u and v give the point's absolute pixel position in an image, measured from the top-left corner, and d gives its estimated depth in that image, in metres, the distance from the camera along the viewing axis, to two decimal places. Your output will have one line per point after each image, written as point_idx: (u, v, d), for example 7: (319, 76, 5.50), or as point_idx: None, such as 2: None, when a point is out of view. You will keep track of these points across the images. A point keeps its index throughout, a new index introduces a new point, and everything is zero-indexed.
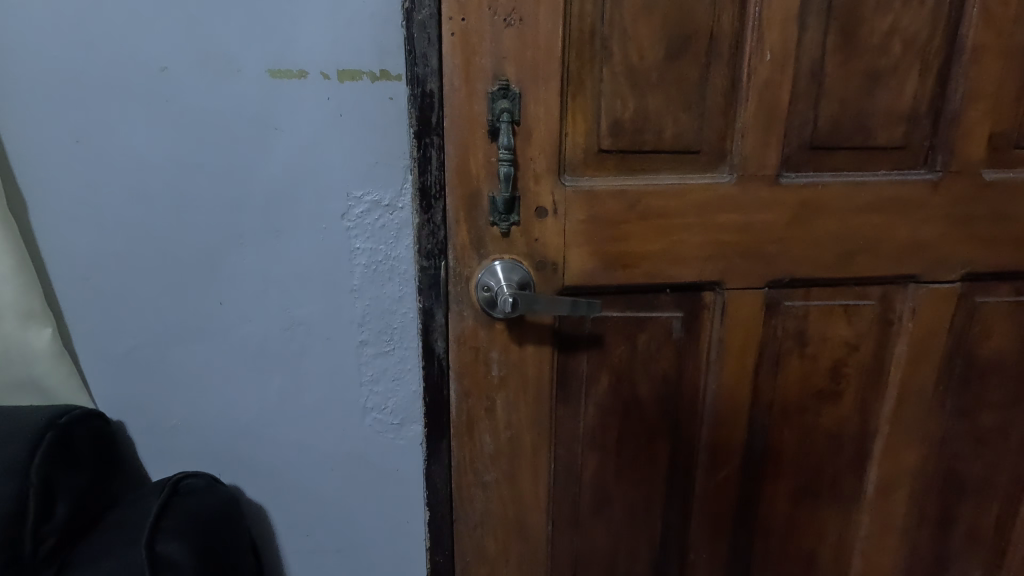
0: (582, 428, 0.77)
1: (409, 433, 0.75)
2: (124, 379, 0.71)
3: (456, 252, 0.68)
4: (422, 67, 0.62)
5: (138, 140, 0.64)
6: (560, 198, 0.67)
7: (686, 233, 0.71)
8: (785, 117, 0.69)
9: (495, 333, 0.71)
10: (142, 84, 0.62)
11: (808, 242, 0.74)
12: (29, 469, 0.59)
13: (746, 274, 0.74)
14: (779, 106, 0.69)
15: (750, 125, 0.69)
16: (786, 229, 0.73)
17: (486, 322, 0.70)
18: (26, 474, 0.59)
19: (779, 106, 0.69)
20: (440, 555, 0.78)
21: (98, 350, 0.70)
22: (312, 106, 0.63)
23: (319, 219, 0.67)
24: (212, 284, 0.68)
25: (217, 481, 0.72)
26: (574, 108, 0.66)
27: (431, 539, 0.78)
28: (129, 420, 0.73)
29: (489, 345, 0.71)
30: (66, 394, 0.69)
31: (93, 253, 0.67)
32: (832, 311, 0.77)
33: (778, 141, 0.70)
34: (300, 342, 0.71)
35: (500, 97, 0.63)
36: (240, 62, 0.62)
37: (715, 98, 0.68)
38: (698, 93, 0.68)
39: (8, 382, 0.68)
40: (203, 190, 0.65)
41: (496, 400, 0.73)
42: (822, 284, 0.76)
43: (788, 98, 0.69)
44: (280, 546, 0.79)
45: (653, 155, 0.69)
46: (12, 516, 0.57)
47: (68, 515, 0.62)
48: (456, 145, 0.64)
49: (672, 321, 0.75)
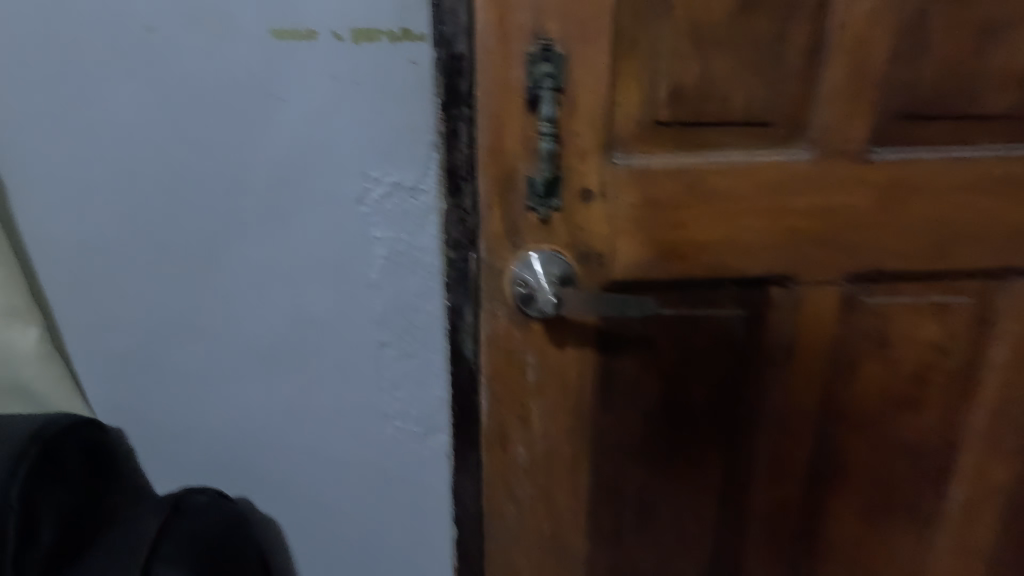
0: (627, 438, 0.68)
1: (434, 443, 0.68)
2: (122, 381, 0.65)
3: (488, 243, 0.59)
4: (450, 25, 0.53)
5: (126, 114, 0.55)
6: (609, 179, 0.58)
7: (754, 220, 0.61)
8: (876, 82, 0.58)
9: (531, 334, 0.62)
10: (124, 48, 0.53)
11: (897, 230, 0.63)
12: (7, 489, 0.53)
13: (822, 267, 0.64)
14: (870, 68, 0.58)
15: (835, 91, 0.58)
16: (873, 216, 0.62)
17: (521, 322, 0.61)
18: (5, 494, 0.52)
19: (870, 69, 0.58)
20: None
21: (93, 351, 0.64)
22: (324, 72, 0.54)
23: (332, 203, 0.58)
24: (214, 278, 0.61)
25: (222, 498, 0.66)
26: (627, 72, 0.55)
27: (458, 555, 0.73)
28: (128, 426, 0.67)
29: (524, 347, 0.63)
30: (58, 401, 0.63)
31: (80, 243, 0.60)
32: (921, 310, 0.67)
33: (867, 111, 0.59)
34: (312, 343, 0.63)
35: (541, 59, 0.53)
36: (238, 21, 0.53)
37: (795, 58, 0.57)
38: (775, 53, 0.57)
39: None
40: (201, 171, 0.57)
41: (532, 408, 0.65)
42: (911, 278, 0.65)
43: (882, 57, 0.58)
44: (293, 562, 0.73)
45: (719, 128, 0.58)
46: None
47: (54, 540, 0.56)
48: (488, 118, 0.55)
49: (733, 320, 0.65)
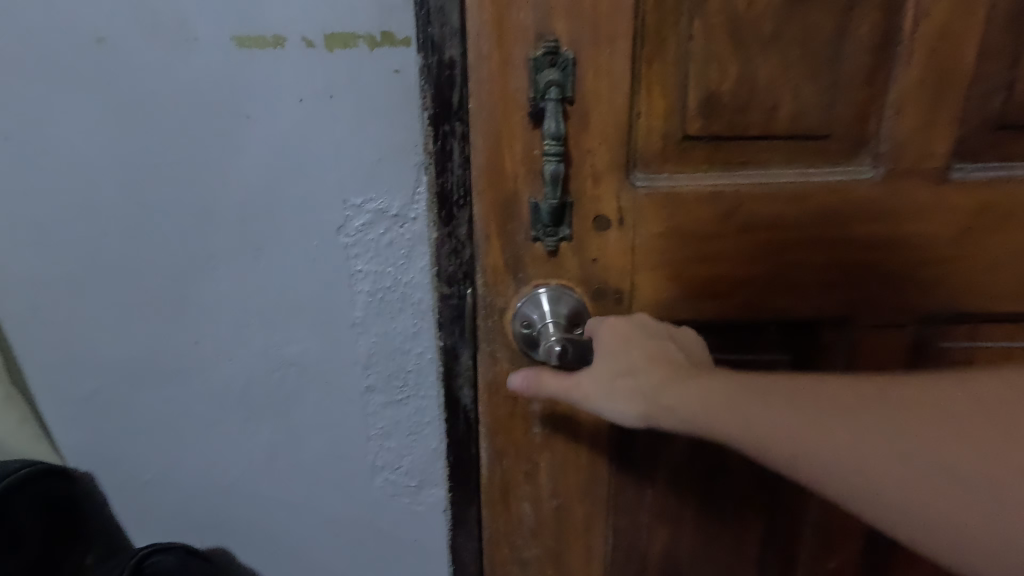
0: (649, 503, 0.58)
1: (428, 498, 0.66)
2: (94, 423, 0.61)
3: (487, 278, 0.51)
4: (438, 27, 0.44)
5: (80, 140, 0.51)
6: (628, 205, 0.49)
7: (805, 252, 0.51)
8: (962, 85, 0.48)
9: None
10: (76, 64, 0.48)
11: (984, 264, 0.52)
12: None
13: (889, 308, 0.53)
14: (956, 69, 0.47)
15: (909, 97, 0.48)
16: (954, 246, 0.51)
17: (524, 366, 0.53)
18: None
19: (955, 70, 0.47)
20: None
21: (58, 391, 0.60)
22: (294, 85, 0.49)
23: (310, 234, 0.54)
24: (185, 315, 0.57)
25: (190, 557, 0.62)
26: (650, 79, 0.46)
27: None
28: (99, 472, 0.64)
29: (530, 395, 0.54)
30: (18, 444, 0.59)
31: (37, 277, 0.55)
32: (1012, 356, 0.55)
33: (950, 121, 0.48)
34: (292, 385, 0.60)
35: (546, 65, 0.45)
36: (196, 30, 0.47)
37: (860, 57, 0.47)
38: (834, 52, 0.47)
39: None
40: (164, 202, 0.53)
41: (538, 463, 0.57)
42: (1000, 319, 0.54)
43: (971, 55, 0.47)
44: None
45: (763, 143, 0.49)
46: None
47: None
48: (484, 134, 0.47)
49: (778, 368, 0.55)
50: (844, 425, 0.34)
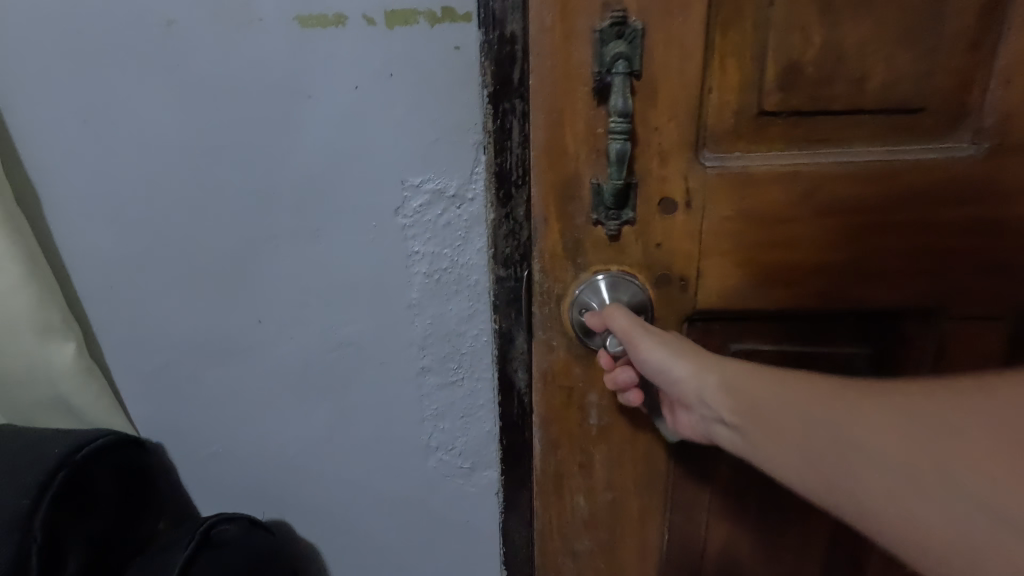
0: (709, 499, 0.56)
1: (481, 480, 0.66)
2: (163, 397, 0.64)
3: (544, 263, 0.49)
4: (500, 1, 0.43)
5: (152, 123, 0.52)
6: (697, 186, 0.46)
7: (892, 238, 0.47)
8: None
9: (594, 371, 0.52)
10: (146, 47, 0.49)
11: None
12: (28, 522, 0.52)
13: (986, 297, 0.48)
14: None
15: (1018, 64, 0.43)
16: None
17: (582, 355, 0.51)
18: (27, 528, 0.52)
19: None
20: None
21: (130, 366, 0.63)
22: (355, 65, 0.49)
23: (367, 215, 0.54)
24: (248, 296, 0.58)
25: (253, 528, 0.65)
26: (724, 50, 0.43)
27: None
28: (167, 443, 0.67)
29: (587, 384, 0.53)
30: (96, 415, 0.62)
31: (113, 256, 0.58)
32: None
33: None
34: (349, 363, 0.61)
35: (612, 37, 0.42)
36: (261, 10, 0.47)
37: (964, 19, 0.43)
38: (936, 13, 0.42)
39: (35, 401, 0.61)
40: (228, 182, 0.54)
41: (593, 455, 0.55)
42: None
43: None
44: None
45: (847, 118, 0.45)
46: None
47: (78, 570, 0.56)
48: (544, 112, 0.45)
49: (855, 361, 0.51)
50: (833, 413, 0.35)
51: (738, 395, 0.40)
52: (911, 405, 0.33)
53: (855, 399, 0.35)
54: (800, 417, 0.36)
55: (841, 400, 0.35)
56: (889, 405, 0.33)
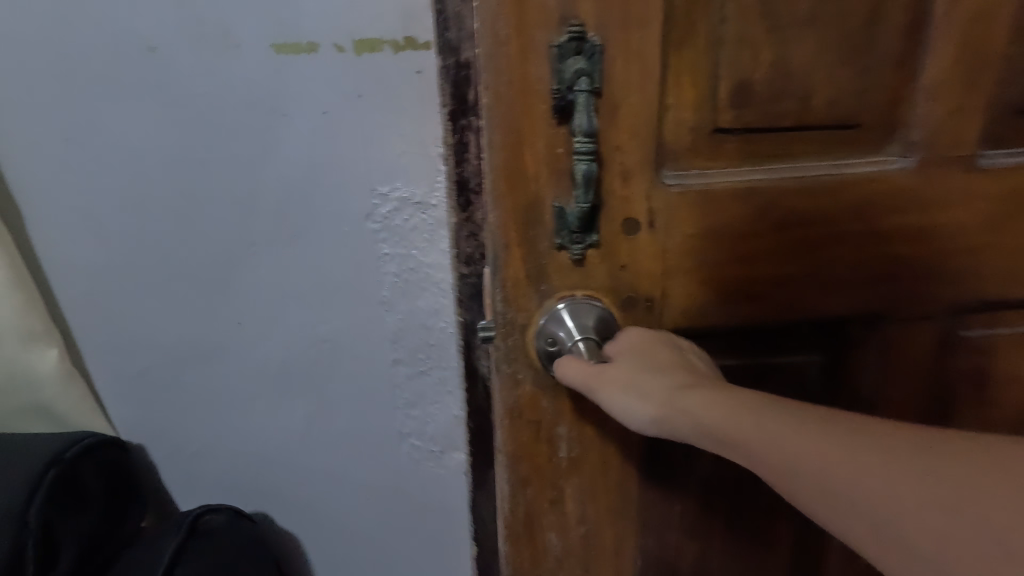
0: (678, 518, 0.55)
1: (451, 460, 0.69)
2: (146, 403, 0.66)
3: (506, 292, 0.48)
4: (454, 31, 0.47)
5: (129, 138, 0.53)
6: (660, 204, 0.47)
7: (837, 248, 0.50)
8: (998, 69, 0.48)
9: (562, 404, 0.50)
10: (123, 68, 0.51)
11: (1009, 254, 0.53)
12: (25, 515, 0.54)
13: (920, 299, 0.53)
14: (993, 51, 0.47)
15: (942, 83, 0.48)
16: (976, 235, 0.52)
17: (548, 386, 0.50)
18: (24, 521, 0.54)
19: (993, 52, 0.47)
20: None
21: (110, 370, 0.64)
22: (327, 88, 0.51)
23: (340, 221, 0.57)
24: (226, 303, 0.60)
25: (239, 516, 0.68)
26: (678, 67, 0.45)
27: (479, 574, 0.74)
28: (149, 445, 0.68)
29: (555, 418, 0.51)
30: (77, 419, 0.63)
31: (91, 266, 0.59)
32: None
33: (983, 107, 0.49)
34: (326, 360, 0.64)
35: (571, 53, 0.43)
36: (236, 35, 0.50)
37: (894, 40, 0.46)
38: (870, 35, 0.46)
39: (16, 406, 0.62)
40: (207, 196, 0.55)
41: (564, 490, 0.53)
42: (1016, 305, 0.55)
43: (1008, 37, 0.47)
44: (309, 562, 0.77)
45: (793, 135, 0.48)
46: (10, 568, 0.52)
47: (72, 562, 0.58)
48: (503, 131, 0.45)
49: (806, 366, 0.55)
50: (855, 483, 0.31)
51: (729, 442, 0.36)
52: (941, 481, 0.29)
53: (871, 462, 0.31)
54: (812, 480, 0.32)
55: (860, 466, 0.31)
56: (919, 482, 0.30)
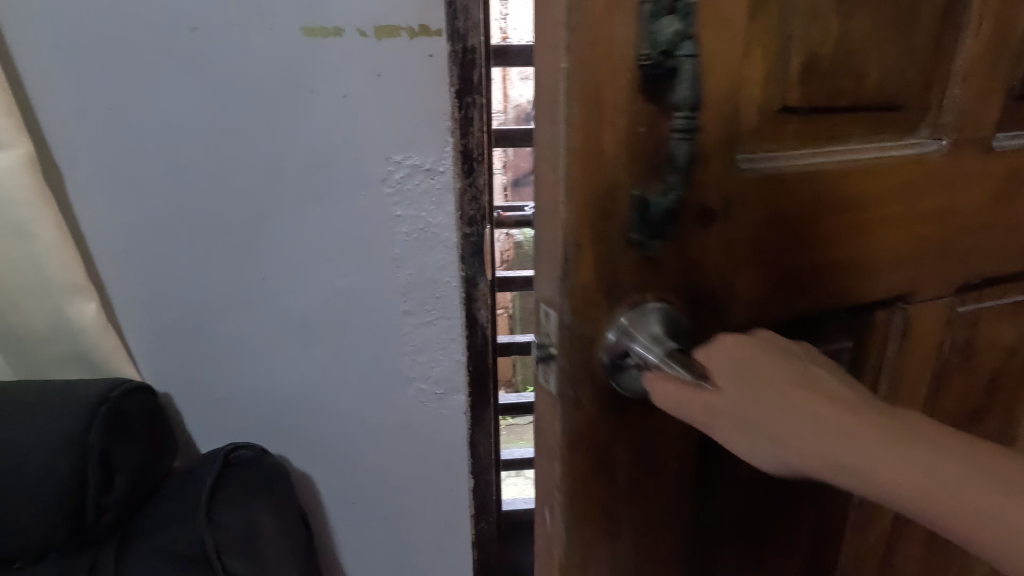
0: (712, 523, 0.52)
1: (453, 402, 0.71)
2: (177, 356, 0.68)
3: (574, 303, 0.41)
4: (462, 21, 0.55)
5: (171, 106, 0.57)
6: (736, 191, 0.43)
7: (881, 231, 0.52)
8: (1014, 56, 0.51)
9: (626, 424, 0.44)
10: (166, 42, 0.54)
11: (1007, 230, 0.58)
12: (85, 441, 0.59)
13: (936, 278, 0.57)
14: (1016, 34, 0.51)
15: (971, 66, 0.50)
16: (983, 215, 0.56)
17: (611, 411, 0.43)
18: (86, 447, 0.59)
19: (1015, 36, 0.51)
20: (485, 522, 0.80)
21: (144, 324, 0.66)
22: (354, 69, 0.56)
23: (361, 188, 0.61)
24: (255, 255, 0.63)
25: (265, 453, 0.72)
26: (754, 36, 0.42)
27: (477, 506, 0.79)
28: (175, 393, 0.70)
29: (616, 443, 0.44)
30: (112, 368, 0.65)
31: (124, 222, 0.61)
32: (1004, 311, 0.62)
33: (1001, 89, 0.52)
34: (344, 312, 0.66)
35: (667, 12, 0.36)
36: (273, 18, 0.54)
37: (936, 19, 0.48)
38: (917, 13, 0.47)
39: (53, 357, 0.64)
40: (241, 162, 0.59)
41: (622, 522, 0.46)
42: (1000, 279, 0.61)
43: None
44: (320, 502, 0.79)
45: (846, 115, 0.48)
46: (71, 488, 0.58)
47: (127, 486, 0.63)
48: (582, 107, 0.37)
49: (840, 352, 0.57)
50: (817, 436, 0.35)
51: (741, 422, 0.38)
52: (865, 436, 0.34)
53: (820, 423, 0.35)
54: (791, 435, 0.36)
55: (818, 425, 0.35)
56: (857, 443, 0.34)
